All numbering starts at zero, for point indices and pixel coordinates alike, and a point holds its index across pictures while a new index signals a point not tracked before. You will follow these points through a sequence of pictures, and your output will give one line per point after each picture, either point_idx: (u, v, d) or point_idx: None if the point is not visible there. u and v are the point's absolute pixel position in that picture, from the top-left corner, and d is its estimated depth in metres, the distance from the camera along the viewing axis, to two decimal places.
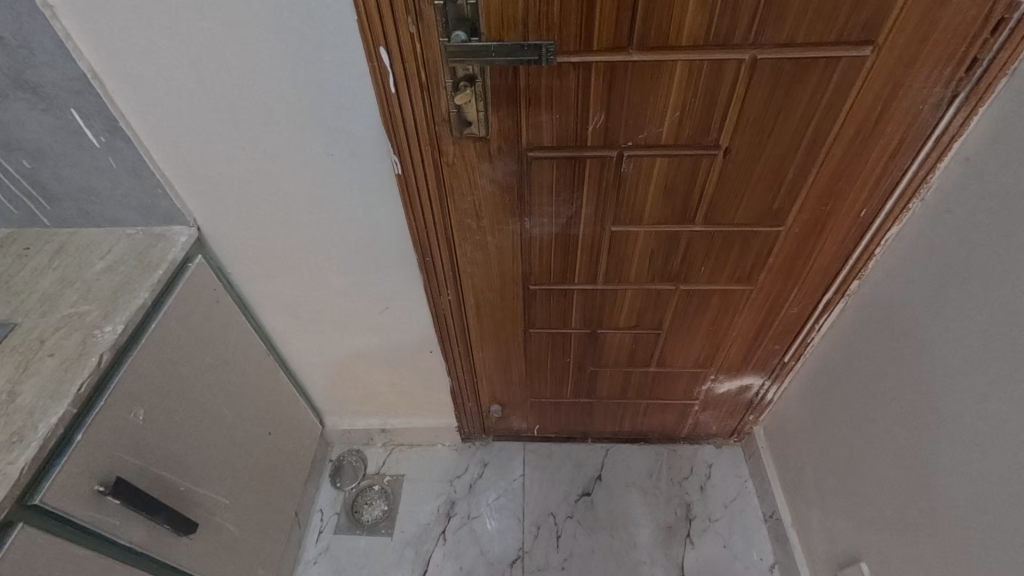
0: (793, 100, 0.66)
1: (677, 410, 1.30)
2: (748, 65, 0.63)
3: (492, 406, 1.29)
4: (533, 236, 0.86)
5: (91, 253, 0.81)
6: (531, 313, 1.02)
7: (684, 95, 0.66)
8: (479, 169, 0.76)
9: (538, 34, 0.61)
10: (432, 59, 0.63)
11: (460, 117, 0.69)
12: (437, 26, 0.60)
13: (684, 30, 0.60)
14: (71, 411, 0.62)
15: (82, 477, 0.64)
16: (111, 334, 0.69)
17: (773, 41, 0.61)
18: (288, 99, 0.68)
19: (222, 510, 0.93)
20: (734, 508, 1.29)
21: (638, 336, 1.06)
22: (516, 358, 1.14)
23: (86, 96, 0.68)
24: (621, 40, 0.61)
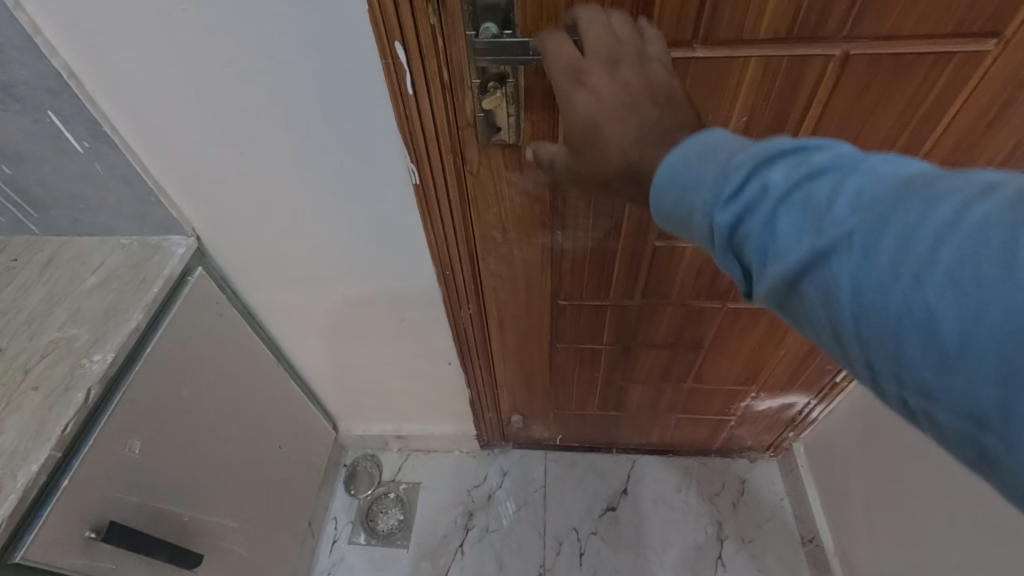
0: (886, 105, 0.55)
1: (711, 425, 1.21)
2: (838, 61, 0.52)
3: (513, 416, 1.22)
4: (565, 250, 0.77)
5: (83, 265, 0.74)
6: (560, 327, 0.93)
7: (755, 98, 0.55)
8: (507, 178, 0.67)
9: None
10: (456, 56, 0.54)
11: (488, 120, 0.59)
12: (463, 17, 0.51)
13: (763, 21, 0.49)
14: (55, 455, 0.57)
15: (72, 524, 0.59)
16: (100, 365, 0.63)
17: (871, 33, 0.50)
18: (289, 99, 0.59)
19: (230, 534, 0.88)
20: (768, 529, 1.22)
21: (675, 353, 0.97)
22: (541, 372, 1.06)
23: (64, 97, 0.59)
24: (684, 33, 0.50)
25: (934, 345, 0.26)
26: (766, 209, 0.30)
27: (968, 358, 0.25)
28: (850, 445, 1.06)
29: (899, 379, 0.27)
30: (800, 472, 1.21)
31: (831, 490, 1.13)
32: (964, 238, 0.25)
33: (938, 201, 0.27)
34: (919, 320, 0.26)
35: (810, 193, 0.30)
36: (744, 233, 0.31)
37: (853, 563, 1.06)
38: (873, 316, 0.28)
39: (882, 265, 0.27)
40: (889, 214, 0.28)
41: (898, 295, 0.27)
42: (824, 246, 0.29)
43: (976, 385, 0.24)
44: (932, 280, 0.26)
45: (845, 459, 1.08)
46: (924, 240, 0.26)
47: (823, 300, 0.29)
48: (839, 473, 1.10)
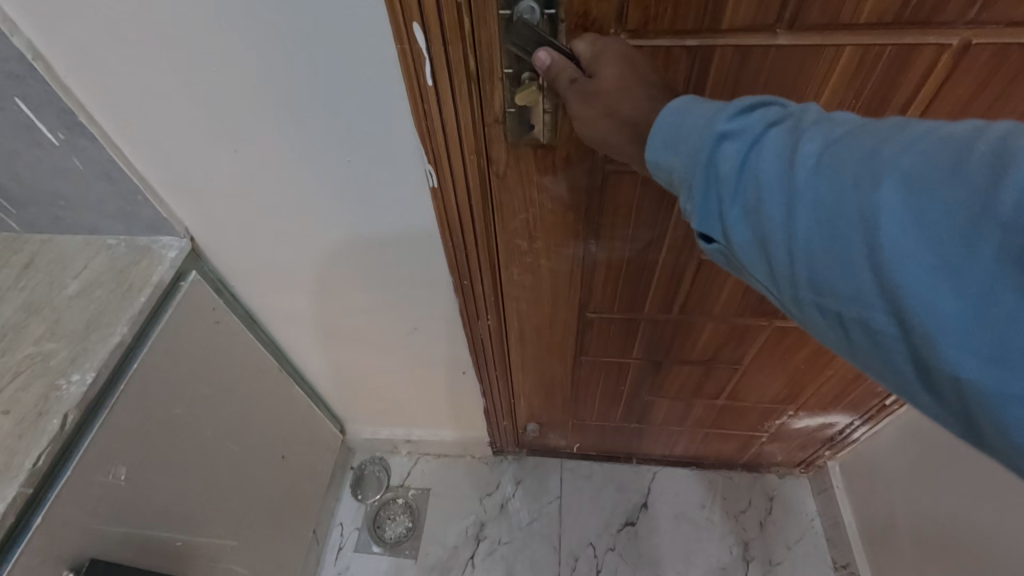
0: (1004, 105, 0.47)
1: (740, 441, 1.14)
2: (955, 50, 0.43)
3: (529, 424, 1.15)
4: (598, 261, 0.69)
5: (66, 268, 0.68)
6: (585, 340, 0.86)
7: (844, 94, 0.47)
8: (538, 182, 0.58)
9: (643, 8, 0.43)
10: (485, 40, 0.45)
11: (518, 117, 0.51)
12: None
13: (868, 2, 0.41)
14: (26, 491, 0.50)
15: (47, 565, 0.53)
16: (79, 387, 0.56)
17: (1004, 18, 0.41)
18: (288, 87, 0.51)
19: (227, 554, 0.83)
20: (798, 551, 1.15)
21: (711, 370, 0.90)
22: (562, 385, 0.99)
23: (30, 82, 0.51)
24: (767, 17, 0.42)
25: (877, 251, 0.27)
26: (749, 126, 0.33)
27: (907, 256, 0.27)
28: (896, 472, 0.98)
29: (841, 294, 0.29)
30: (835, 492, 1.14)
31: (871, 515, 1.05)
32: (922, 149, 0.27)
33: (904, 126, 0.29)
34: (872, 221, 0.28)
35: (788, 120, 0.32)
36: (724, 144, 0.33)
37: None
38: (829, 218, 0.29)
39: (845, 169, 0.29)
40: (856, 134, 0.30)
41: (857, 202, 0.28)
42: (795, 156, 0.31)
43: (908, 271, 0.27)
44: (893, 185, 0.27)
45: (888, 484, 1.00)
46: (886, 150, 0.28)
47: (785, 206, 0.31)
48: (881, 499, 1.02)
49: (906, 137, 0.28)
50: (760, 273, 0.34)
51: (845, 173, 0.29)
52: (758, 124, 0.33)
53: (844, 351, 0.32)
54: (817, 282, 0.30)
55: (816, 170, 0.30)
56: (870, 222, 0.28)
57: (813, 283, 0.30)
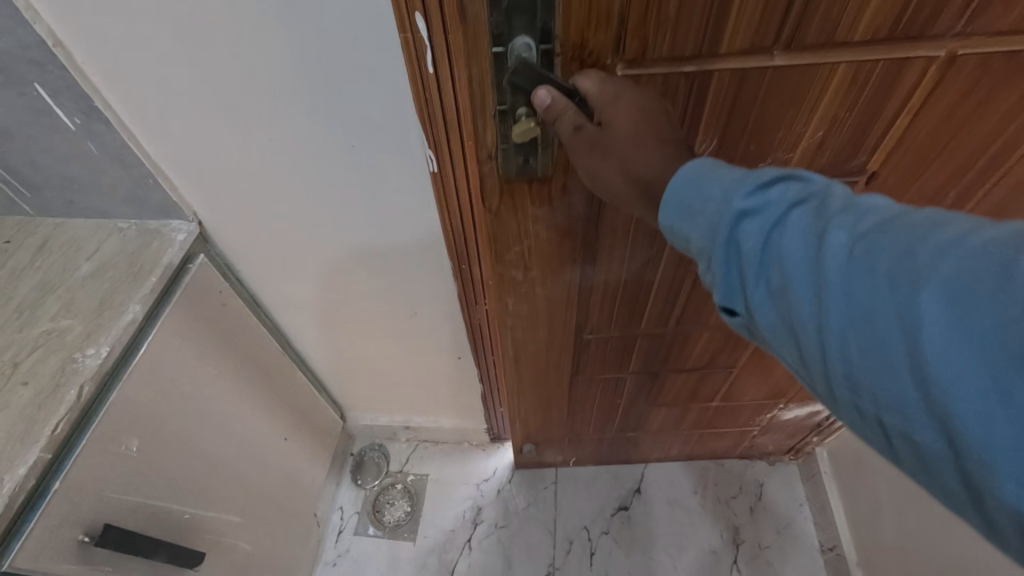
0: (987, 108, 0.50)
1: (733, 437, 1.17)
2: (942, 61, 0.47)
3: (526, 445, 1.16)
4: (595, 283, 0.71)
5: (78, 250, 0.70)
6: (583, 360, 0.88)
7: (838, 103, 0.50)
8: (531, 214, 0.60)
9: (639, 38, 0.44)
10: (478, 76, 0.47)
11: (511, 149, 0.53)
12: (488, 31, 0.44)
13: (862, 20, 0.43)
14: (44, 457, 0.53)
15: (65, 529, 0.56)
16: (95, 360, 0.59)
17: (988, 29, 0.44)
18: (297, 75, 0.53)
19: (233, 530, 0.86)
20: (787, 534, 1.18)
21: (707, 375, 0.93)
22: (559, 400, 1.00)
23: (50, 69, 0.54)
24: (765, 37, 0.44)
25: (918, 360, 0.28)
26: (778, 211, 0.34)
27: (954, 370, 0.26)
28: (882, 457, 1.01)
29: (880, 399, 0.29)
30: (823, 478, 1.17)
31: (857, 499, 1.08)
32: (964, 257, 0.27)
33: (942, 225, 0.29)
34: (911, 327, 0.28)
35: (818, 207, 0.33)
36: (751, 227, 0.34)
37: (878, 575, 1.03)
38: (864, 317, 0.30)
39: (880, 270, 0.29)
40: (890, 231, 0.30)
41: (894, 307, 0.29)
42: (825, 250, 0.31)
43: (952, 384, 0.26)
44: (931, 293, 0.28)
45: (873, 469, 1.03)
46: (924, 254, 0.28)
47: (816, 298, 0.32)
48: (867, 484, 1.06)
49: (944, 241, 0.28)
50: (793, 357, 0.34)
51: (879, 274, 0.29)
52: (785, 208, 0.34)
53: (885, 451, 0.32)
54: (852, 380, 0.31)
55: (849, 266, 0.31)
56: (910, 329, 0.28)
57: (848, 380, 0.31)
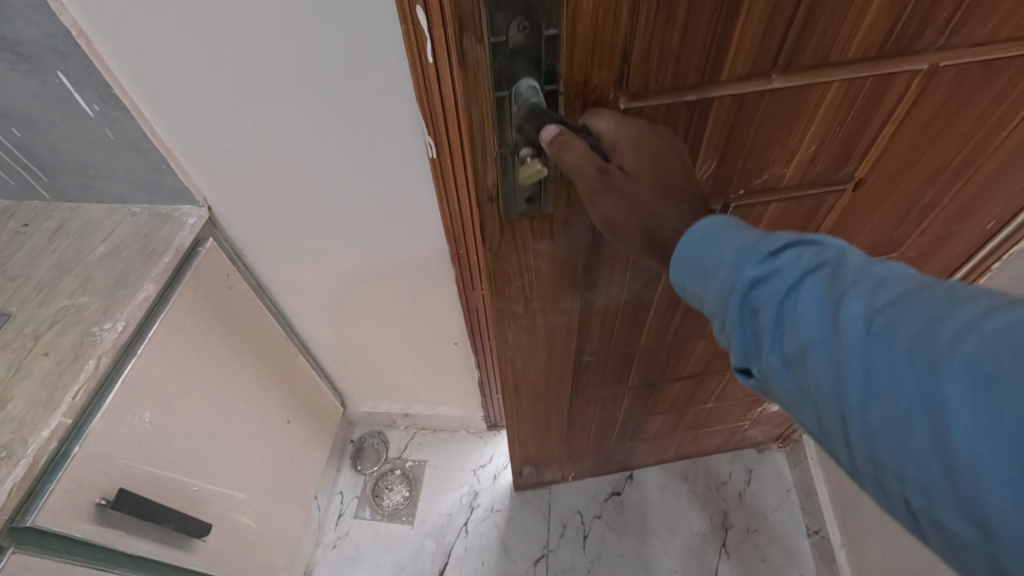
0: (963, 112, 0.54)
1: (725, 432, 1.20)
2: (925, 74, 0.49)
3: (525, 467, 1.16)
4: (597, 306, 0.71)
5: (93, 233, 0.73)
6: (583, 382, 0.89)
7: (831, 119, 0.52)
8: (532, 249, 0.59)
9: (642, 72, 0.43)
10: (479, 122, 0.45)
11: (513, 189, 0.51)
12: (489, 76, 0.42)
13: (854, 40, 0.44)
14: (65, 421, 0.56)
15: (83, 492, 0.59)
16: (111, 334, 0.62)
17: (965, 41, 0.47)
18: (305, 64, 0.57)
19: (237, 506, 0.89)
20: (775, 519, 1.22)
21: (701, 382, 0.97)
22: (557, 420, 1.00)
23: (73, 58, 0.57)
24: (764, 63, 0.44)
25: (944, 446, 0.27)
26: (790, 277, 0.34)
27: (979, 458, 0.25)
28: None
29: (905, 484, 0.28)
30: (809, 464, 1.21)
31: (841, 484, 1.12)
32: (988, 339, 0.26)
33: (963, 301, 0.28)
34: (932, 408, 0.27)
35: (831, 275, 0.33)
36: (764, 292, 0.35)
37: (861, 555, 1.06)
38: (880, 393, 0.29)
39: (896, 347, 0.29)
40: (905, 304, 0.29)
41: (915, 389, 0.28)
42: (839, 322, 0.31)
43: (978, 470, 0.25)
44: (953, 376, 0.27)
45: None
46: (945, 332, 0.28)
47: (831, 371, 0.31)
48: None
49: (966, 320, 0.27)
50: (813, 428, 0.34)
51: (895, 351, 0.29)
52: (796, 275, 0.34)
53: (920, 536, 0.30)
54: (872, 458, 0.30)
55: (864, 341, 0.30)
56: (932, 413, 0.27)
57: (871, 459, 0.30)
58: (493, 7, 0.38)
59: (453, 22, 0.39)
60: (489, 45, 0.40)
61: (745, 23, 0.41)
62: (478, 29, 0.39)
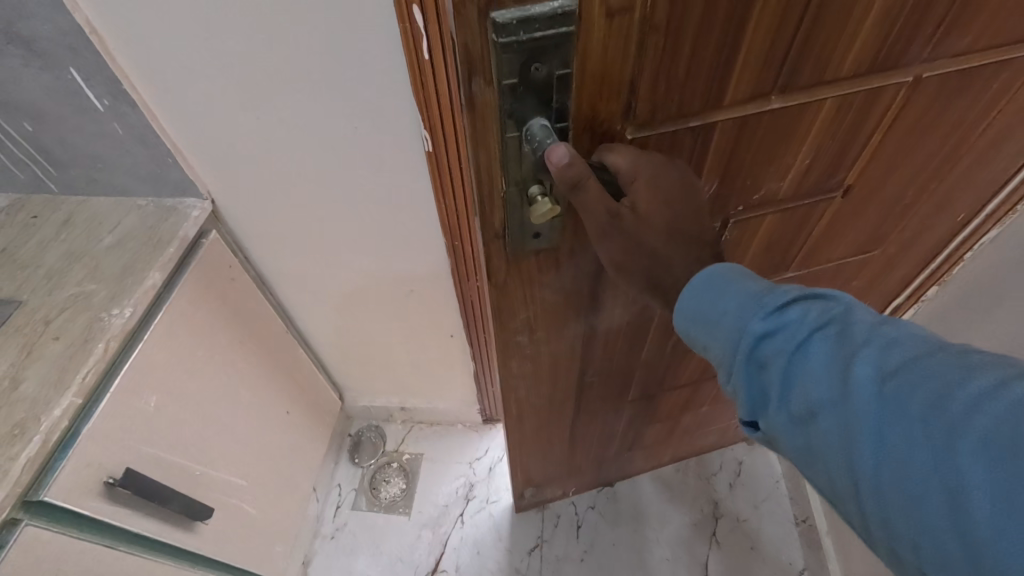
0: (942, 118, 0.57)
1: (718, 431, 1.22)
2: (910, 85, 0.51)
3: (527, 489, 1.15)
4: (601, 330, 0.72)
5: (100, 225, 0.76)
6: (586, 402, 0.89)
7: (825, 133, 0.53)
8: (537, 282, 0.59)
9: (649, 102, 0.43)
10: (486, 162, 0.44)
11: (520, 226, 0.51)
12: (498, 117, 0.41)
13: (847, 59, 0.46)
14: (75, 401, 0.59)
15: (91, 471, 0.61)
16: (120, 319, 0.65)
17: (946, 53, 0.49)
18: (308, 61, 0.60)
19: (238, 492, 0.91)
20: (764, 509, 1.24)
21: (697, 389, 1.00)
22: (561, 441, 1.00)
23: (85, 54, 0.60)
24: (764, 85, 0.46)
25: (956, 505, 0.31)
26: (799, 334, 0.40)
27: (982, 517, 0.30)
28: None
29: (916, 535, 0.33)
30: None
31: None
32: (995, 411, 0.30)
33: (973, 371, 0.33)
34: (941, 467, 0.32)
35: (843, 335, 0.38)
36: (774, 343, 0.41)
37: (848, 542, 1.09)
38: (888, 447, 0.34)
39: (909, 410, 0.34)
40: (914, 368, 0.34)
41: (927, 449, 0.32)
42: (851, 382, 0.36)
43: (979, 527, 0.30)
44: (963, 442, 0.31)
45: None
46: (954, 402, 0.32)
47: (843, 424, 0.36)
48: None
49: (975, 390, 0.32)
50: (824, 473, 0.39)
51: (906, 411, 0.34)
52: (808, 331, 0.40)
53: None
54: (883, 507, 0.34)
55: (876, 399, 0.35)
56: (947, 474, 0.31)
57: (880, 509, 0.35)
58: (505, 50, 0.37)
59: (462, 66, 0.38)
60: (500, 87, 0.39)
61: (748, 49, 0.42)
62: (488, 72, 0.38)
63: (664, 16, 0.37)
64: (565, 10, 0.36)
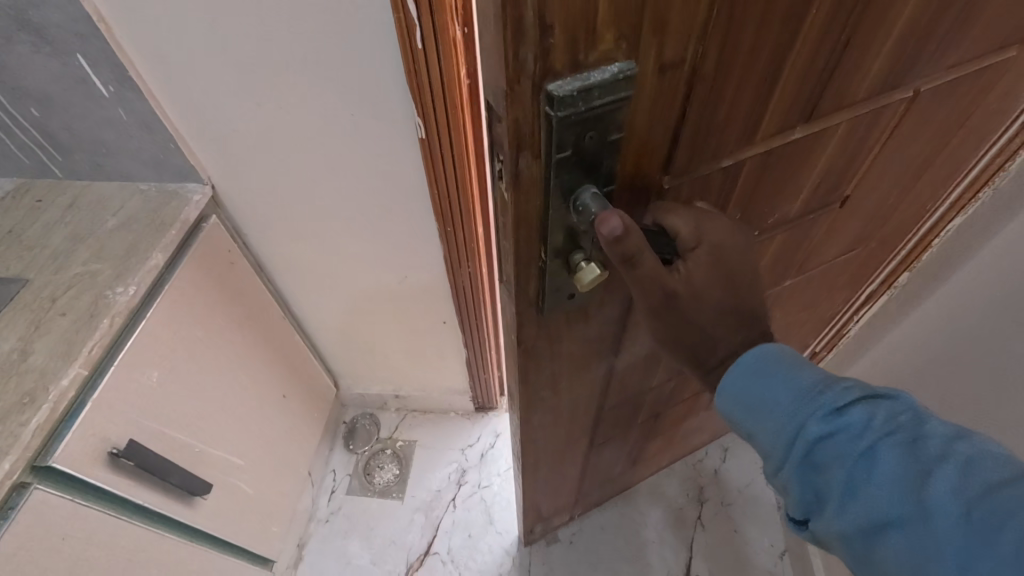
0: (929, 125, 0.59)
1: (710, 430, 1.25)
2: (909, 100, 0.53)
3: (536, 526, 1.13)
4: (620, 368, 0.71)
5: (104, 208, 0.78)
6: (600, 433, 0.88)
7: (834, 153, 0.55)
8: (565, 334, 0.57)
9: (687, 149, 0.43)
10: (524, 231, 0.42)
11: (558, 291, 0.48)
12: (544, 187, 0.39)
13: (857, 85, 0.48)
14: (81, 372, 0.62)
15: (96, 441, 0.64)
16: (124, 296, 0.67)
17: (938, 67, 0.51)
18: (307, 50, 0.63)
19: (236, 471, 0.94)
20: (748, 493, 1.28)
21: (697, 400, 1.01)
22: (573, 473, 0.98)
23: (93, 41, 0.62)
24: (789, 118, 0.46)
25: None
26: (861, 438, 0.41)
27: None
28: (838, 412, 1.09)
29: None
30: None
31: None
32: None
33: None
34: None
35: (913, 447, 0.40)
36: (833, 443, 0.43)
37: None
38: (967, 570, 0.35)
39: (989, 536, 0.35)
40: (994, 496, 0.36)
41: None
42: (925, 499, 0.38)
43: None
44: None
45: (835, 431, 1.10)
46: None
47: (916, 538, 0.38)
48: None
49: None
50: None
51: (989, 541, 0.35)
52: (873, 436, 0.41)
53: None
54: None
55: (954, 519, 0.36)
56: None
57: None
58: (561, 123, 0.35)
59: (510, 141, 0.36)
60: (549, 160, 0.37)
61: (782, 85, 0.43)
62: (536, 144, 0.36)
63: (712, 64, 0.37)
64: (625, 77, 0.34)
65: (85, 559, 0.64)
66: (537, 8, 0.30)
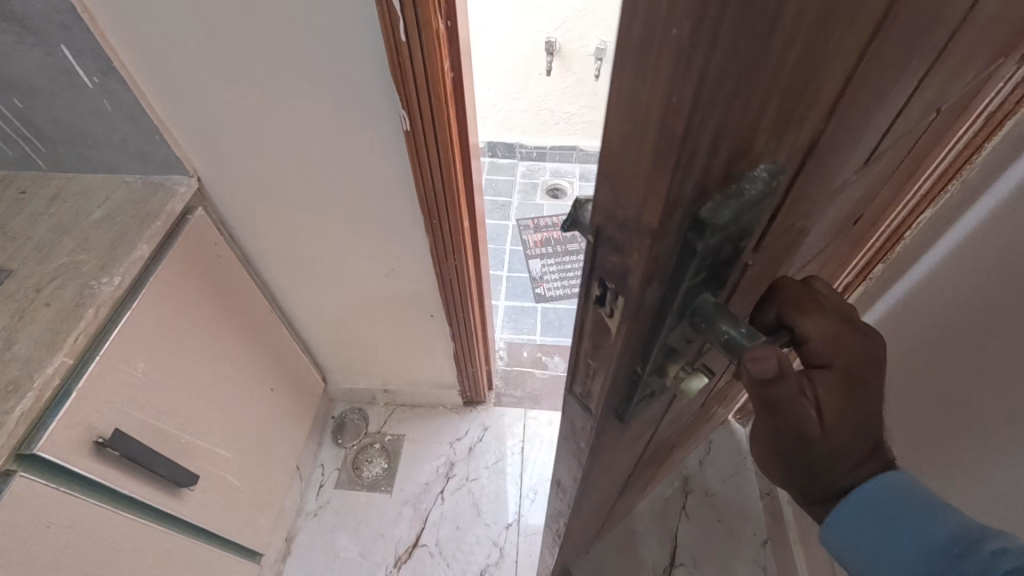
0: (931, 133, 0.58)
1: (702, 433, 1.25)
2: (934, 116, 0.51)
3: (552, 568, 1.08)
4: (662, 434, 0.65)
5: (89, 199, 0.78)
6: (631, 488, 0.82)
7: (873, 182, 0.52)
8: (628, 433, 0.48)
9: (783, 227, 0.36)
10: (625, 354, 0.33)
11: (642, 397, 0.40)
12: (665, 309, 0.31)
13: (911, 117, 0.44)
14: (66, 360, 0.62)
15: (81, 430, 0.64)
16: (109, 287, 0.67)
17: (961, 83, 0.49)
18: (292, 42, 0.64)
19: (224, 462, 0.94)
20: (732, 483, 1.30)
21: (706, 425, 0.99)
22: (597, 528, 0.92)
23: (77, 32, 0.63)
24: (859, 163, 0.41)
25: None
26: None
27: None
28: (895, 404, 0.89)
29: None
30: None
31: None
32: None
33: None
34: None
35: None
36: None
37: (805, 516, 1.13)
38: None
39: None
40: None
41: None
42: None
43: None
44: None
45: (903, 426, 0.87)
46: None
47: None
48: None
49: None
50: None
51: None
52: None
53: None
54: None
55: None
56: None
57: None
58: (707, 250, 0.26)
59: (640, 274, 0.27)
60: (679, 284, 0.29)
61: (869, 136, 0.37)
62: (667, 272, 0.28)
63: (830, 139, 0.31)
64: (772, 181, 0.28)
65: (70, 547, 0.65)
66: (718, 127, 0.22)
